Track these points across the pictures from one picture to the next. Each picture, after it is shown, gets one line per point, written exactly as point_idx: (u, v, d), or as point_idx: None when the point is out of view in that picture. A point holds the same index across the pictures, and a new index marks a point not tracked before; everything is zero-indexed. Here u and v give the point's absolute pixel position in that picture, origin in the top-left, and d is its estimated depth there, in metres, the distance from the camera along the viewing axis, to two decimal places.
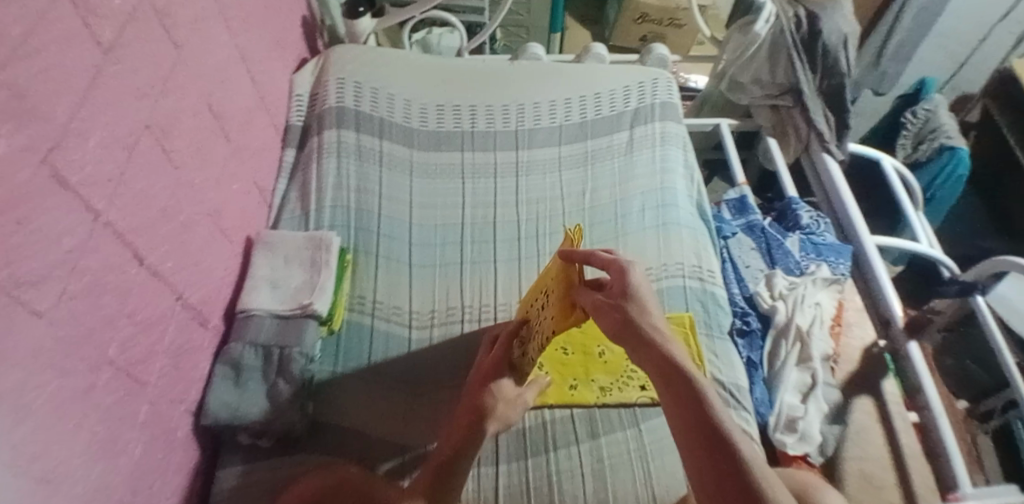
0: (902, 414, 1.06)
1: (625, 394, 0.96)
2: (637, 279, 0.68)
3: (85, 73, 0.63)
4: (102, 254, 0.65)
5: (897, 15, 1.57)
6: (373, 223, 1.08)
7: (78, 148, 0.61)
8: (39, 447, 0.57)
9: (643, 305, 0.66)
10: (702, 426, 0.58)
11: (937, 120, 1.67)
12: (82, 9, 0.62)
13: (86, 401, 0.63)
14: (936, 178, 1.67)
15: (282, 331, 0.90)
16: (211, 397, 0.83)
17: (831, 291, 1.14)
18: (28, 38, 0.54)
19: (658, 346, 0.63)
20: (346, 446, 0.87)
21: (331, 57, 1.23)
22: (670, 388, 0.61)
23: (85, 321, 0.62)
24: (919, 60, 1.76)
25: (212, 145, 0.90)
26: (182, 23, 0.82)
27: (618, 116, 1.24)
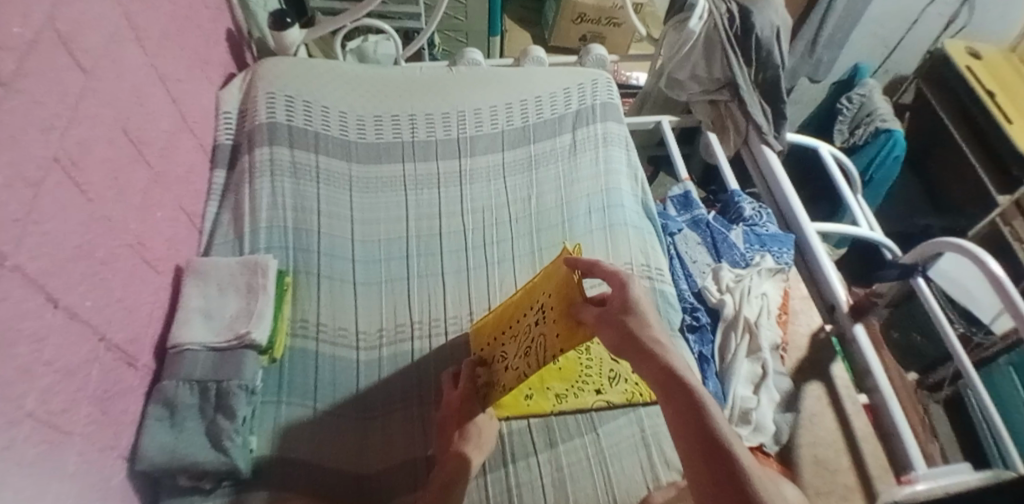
0: (852, 397, 1.07)
1: (581, 399, 0.94)
2: (638, 294, 0.69)
3: None
4: (13, 300, 0.60)
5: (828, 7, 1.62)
6: (312, 242, 1.04)
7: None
8: None
9: (645, 318, 0.66)
10: (700, 432, 0.57)
11: (872, 104, 1.74)
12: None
13: (8, 460, 0.58)
14: (873, 160, 1.72)
15: (219, 365, 0.85)
16: (145, 441, 0.78)
17: (776, 280, 1.14)
18: None
19: (659, 357, 0.62)
20: (295, 478, 0.83)
21: (259, 71, 1.18)
22: (670, 399, 0.60)
23: None
24: (852, 47, 1.84)
25: (132, 173, 0.85)
26: (91, 47, 0.77)
27: (559, 119, 1.23)
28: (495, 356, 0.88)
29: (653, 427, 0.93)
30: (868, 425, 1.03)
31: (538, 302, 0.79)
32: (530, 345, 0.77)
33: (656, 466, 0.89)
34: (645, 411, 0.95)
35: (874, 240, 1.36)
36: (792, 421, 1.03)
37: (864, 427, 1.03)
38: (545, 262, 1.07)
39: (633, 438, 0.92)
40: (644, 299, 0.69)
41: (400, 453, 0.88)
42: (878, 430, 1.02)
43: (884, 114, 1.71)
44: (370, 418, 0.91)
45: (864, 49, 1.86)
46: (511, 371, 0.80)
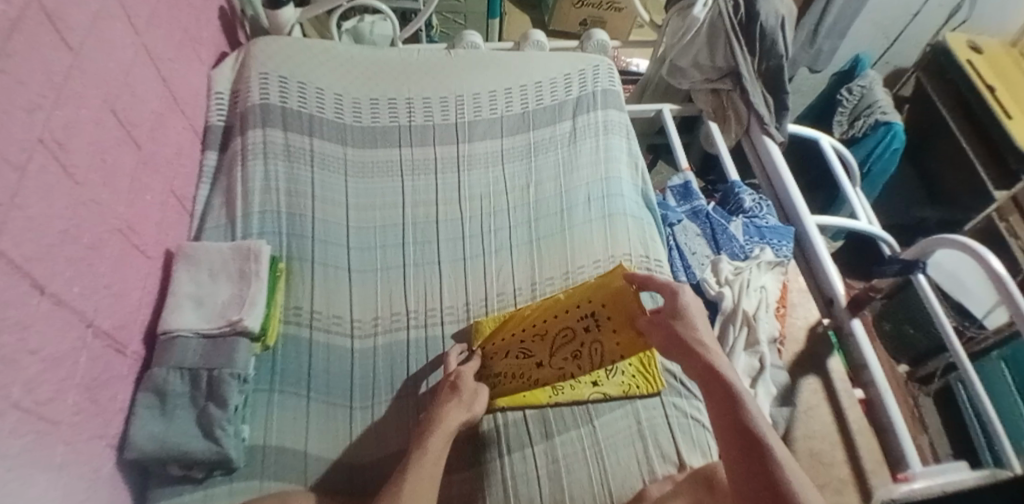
0: (848, 391, 1.07)
1: (578, 391, 0.92)
2: (690, 303, 0.71)
3: None
4: None
5: None
6: (306, 228, 1.02)
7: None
8: None
9: (694, 324, 0.70)
10: (735, 425, 0.62)
11: (872, 96, 1.72)
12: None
13: None
14: (871, 152, 1.73)
15: (210, 353, 0.84)
16: (135, 429, 0.77)
17: (775, 273, 1.13)
18: None
19: (701, 356, 0.67)
20: (287, 468, 0.82)
21: (252, 51, 1.15)
22: (711, 394, 0.65)
23: None
24: (852, 38, 1.82)
25: (119, 155, 0.82)
26: (77, 25, 0.74)
27: (560, 105, 1.21)
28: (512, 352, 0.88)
29: (650, 420, 0.92)
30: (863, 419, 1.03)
31: (578, 307, 0.80)
32: (578, 348, 0.80)
33: (652, 459, 0.88)
34: (642, 404, 0.94)
35: (872, 234, 1.35)
36: (788, 415, 1.04)
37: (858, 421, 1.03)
38: (542, 253, 1.06)
39: (629, 430, 0.91)
40: (695, 307, 0.72)
41: (394, 442, 0.87)
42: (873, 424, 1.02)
43: (885, 106, 1.70)
44: (365, 407, 0.90)
45: (866, 39, 1.83)
46: (553, 368, 0.83)
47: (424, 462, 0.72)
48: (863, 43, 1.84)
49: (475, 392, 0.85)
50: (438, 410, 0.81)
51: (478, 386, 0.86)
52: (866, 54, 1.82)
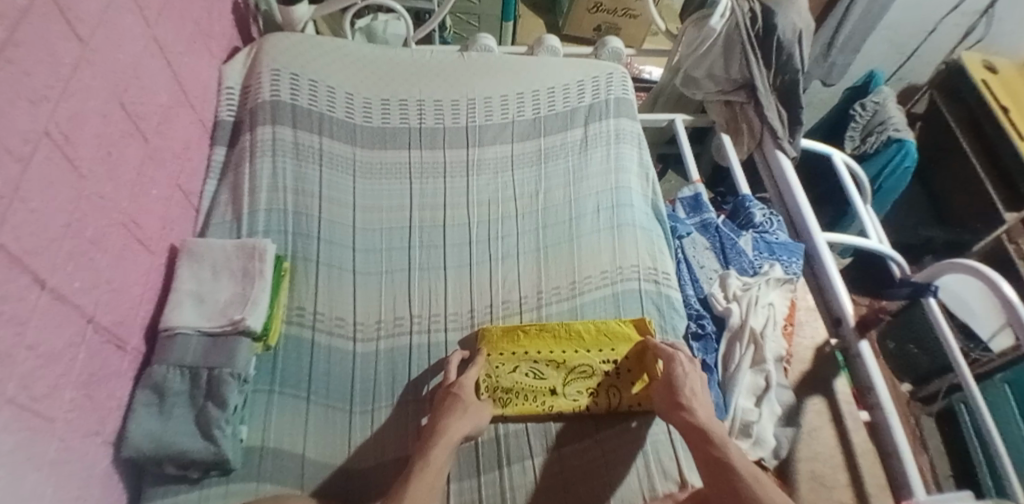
0: (854, 413, 1.05)
1: (579, 403, 0.92)
2: (682, 369, 0.87)
3: None
4: None
5: (847, 9, 1.57)
6: (312, 228, 1.01)
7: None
8: None
9: (681, 386, 0.85)
10: (713, 464, 0.75)
11: (885, 113, 1.70)
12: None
13: None
14: (883, 170, 1.70)
15: (210, 352, 0.83)
16: (131, 427, 0.76)
17: (784, 290, 1.12)
18: None
19: (682, 412, 0.83)
20: (284, 471, 0.81)
21: (264, 47, 1.14)
22: (693, 444, 0.79)
23: None
24: (867, 53, 1.79)
25: (126, 148, 0.81)
26: (87, 15, 0.73)
27: (572, 112, 1.19)
28: (524, 373, 0.94)
29: (650, 437, 0.90)
30: (867, 442, 1.01)
31: (600, 355, 0.95)
32: (596, 390, 0.93)
33: (653, 477, 0.86)
34: (645, 419, 0.92)
35: (882, 253, 1.33)
36: (792, 435, 1.02)
37: (862, 444, 1.01)
38: (549, 262, 1.05)
39: (630, 445, 0.89)
40: (687, 371, 0.87)
41: (393, 449, 0.86)
42: (877, 447, 0.99)
43: (897, 122, 1.68)
44: (365, 411, 0.89)
45: (881, 55, 1.82)
46: (567, 398, 0.92)
47: (425, 471, 0.73)
48: (877, 59, 1.83)
49: (478, 409, 0.84)
50: (439, 422, 0.80)
51: (479, 401, 0.86)
52: (881, 71, 1.80)
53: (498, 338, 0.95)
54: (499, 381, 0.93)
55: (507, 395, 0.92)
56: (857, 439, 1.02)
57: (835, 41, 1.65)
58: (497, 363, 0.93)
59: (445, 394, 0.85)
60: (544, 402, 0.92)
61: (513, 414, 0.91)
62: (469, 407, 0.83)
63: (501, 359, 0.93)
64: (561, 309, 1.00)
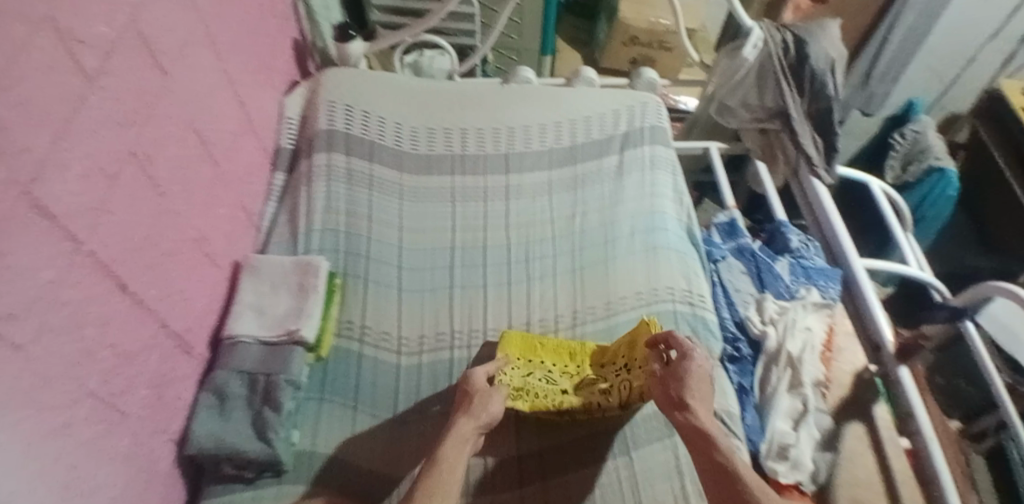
0: (894, 439, 1.02)
1: (591, 404, 0.92)
2: (696, 369, 0.85)
3: (69, 104, 0.62)
4: (82, 285, 0.64)
5: (886, 35, 1.62)
6: (361, 247, 1.08)
7: (61, 178, 0.60)
8: (16, 486, 0.54)
9: (690, 387, 0.84)
10: (720, 471, 0.76)
11: (926, 142, 1.71)
12: (65, 37, 0.61)
13: (64, 436, 0.61)
14: (924, 199, 1.72)
15: (267, 359, 0.89)
16: (194, 426, 0.82)
17: (821, 314, 1.12)
18: (6, 68, 0.53)
19: (688, 413, 0.82)
20: (331, 475, 0.86)
21: (321, 80, 1.23)
22: (696, 448, 0.80)
23: (64, 356, 0.61)
24: (907, 82, 1.78)
25: (198, 170, 0.90)
26: (169, 51, 0.82)
27: (608, 139, 1.24)
28: (535, 375, 0.94)
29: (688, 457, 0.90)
30: (909, 470, 0.98)
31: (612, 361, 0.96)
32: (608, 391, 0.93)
33: (689, 497, 0.87)
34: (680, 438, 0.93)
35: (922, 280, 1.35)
36: (830, 460, 1.01)
37: (905, 470, 0.98)
38: (585, 283, 1.08)
39: (667, 464, 0.90)
40: (699, 372, 0.85)
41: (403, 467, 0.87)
42: (920, 476, 0.97)
43: (939, 152, 1.70)
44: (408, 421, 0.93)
45: (922, 84, 1.80)
46: (580, 398, 0.92)
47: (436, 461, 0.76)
48: (919, 87, 1.80)
49: (488, 397, 0.85)
50: (451, 425, 0.82)
51: (491, 389, 0.87)
52: (921, 100, 1.78)
53: (517, 343, 0.97)
54: (510, 380, 0.93)
55: (518, 393, 0.92)
56: (898, 465, 0.99)
57: (873, 71, 1.70)
58: (514, 365, 0.95)
59: (464, 393, 0.86)
60: (555, 401, 0.92)
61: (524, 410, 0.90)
62: (481, 394, 0.85)
63: (518, 362, 0.95)
64: (597, 328, 1.03)
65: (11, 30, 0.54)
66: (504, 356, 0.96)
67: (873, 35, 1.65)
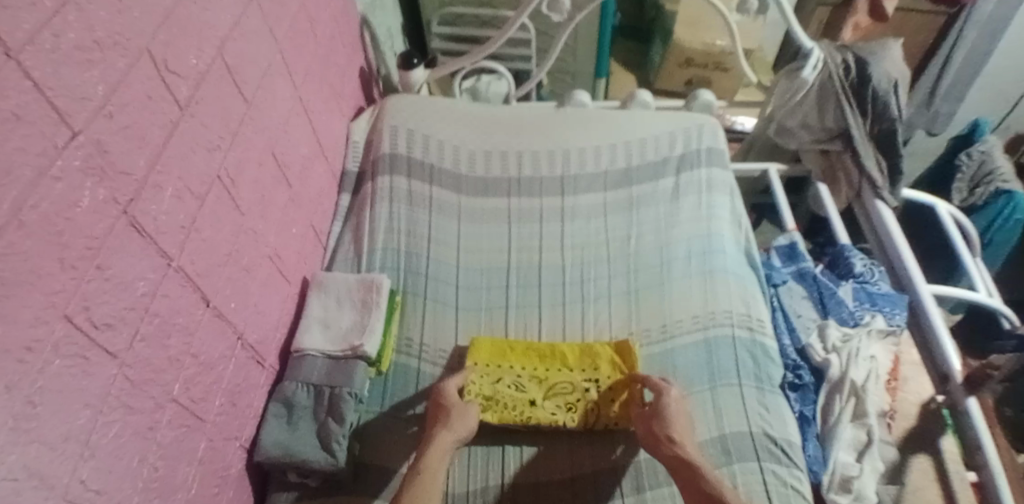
0: (961, 473, 0.98)
1: (553, 417, 0.94)
2: (671, 404, 0.87)
3: (163, 130, 0.67)
4: (170, 297, 0.68)
5: (948, 56, 1.59)
6: (421, 266, 1.12)
7: (155, 198, 0.66)
8: (104, 483, 0.58)
9: (668, 420, 0.85)
10: (706, 496, 0.75)
11: (993, 163, 1.63)
12: (161, 69, 0.66)
13: (150, 438, 0.65)
14: (994, 221, 1.63)
15: (333, 372, 0.93)
16: (264, 435, 0.86)
17: (887, 343, 1.09)
18: (110, 97, 0.58)
19: (671, 446, 0.82)
20: (387, 487, 0.89)
21: (387, 106, 1.29)
22: (681, 478, 0.79)
23: (151, 362, 0.65)
24: (971, 102, 1.73)
25: (274, 192, 0.96)
26: (251, 81, 0.88)
27: (663, 161, 1.24)
28: (502, 382, 0.97)
29: (745, 484, 0.89)
30: None
31: (581, 372, 0.98)
32: (574, 402, 0.95)
33: None
34: (738, 467, 0.90)
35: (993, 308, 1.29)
36: (895, 493, 0.96)
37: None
38: (640, 305, 1.08)
39: None
40: (677, 407, 0.87)
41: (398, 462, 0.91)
42: None
43: (1007, 174, 1.61)
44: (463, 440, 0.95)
45: (986, 102, 1.74)
46: (545, 410, 0.95)
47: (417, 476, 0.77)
48: (981, 106, 1.75)
49: (463, 411, 0.88)
50: (429, 437, 0.84)
51: (466, 404, 0.89)
52: (986, 120, 1.72)
53: (485, 349, 1.00)
54: (479, 389, 0.96)
55: (487, 402, 0.95)
56: (965, 500, 0.94)
57: (937, 89, 1.66)
58: (482, 372, 0.98)
59: (439, 406, 0.89)
60: (521, 412, 0.94)
61: (491, 421, 0.93)
62: (457, 408, 0.88)
63: (486, 369, 0.98)
64: (651, 350, 1.03)
65: (117, 63, 0.59)
66: (473, 364, 0.98)
67: (932, 57, 1.62)
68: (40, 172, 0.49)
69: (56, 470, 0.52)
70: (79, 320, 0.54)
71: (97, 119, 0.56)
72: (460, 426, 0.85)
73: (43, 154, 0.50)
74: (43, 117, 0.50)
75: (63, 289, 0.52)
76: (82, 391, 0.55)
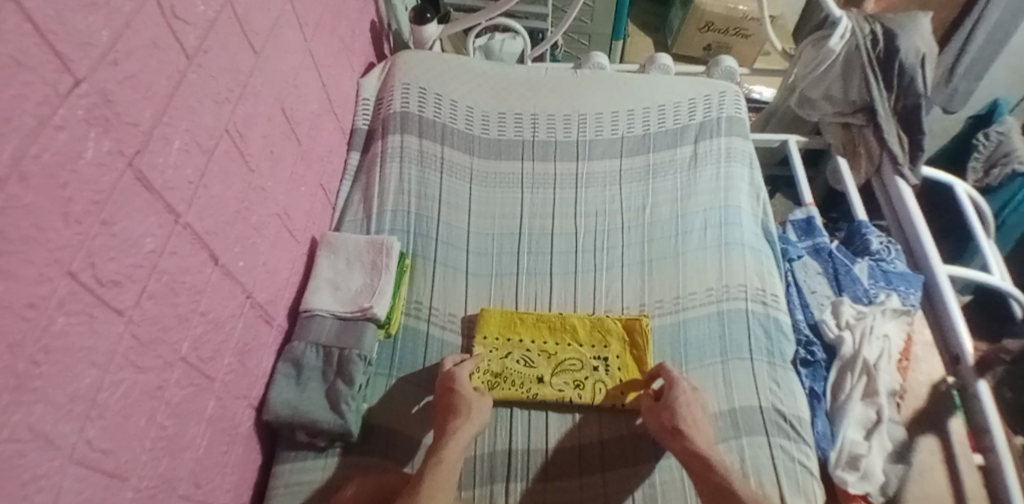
0: (967, 455, 0.98)
1: (560, 394, 0.94)
2: (683, 395, 0.86)
3: (170, 81, 0.64)
4: (179, 255, 0.66)
5: (971, 31, 1.54)
6: (431, 229, 1.10)
7: (162, 151, 0.63)
8: (111, 443, 0.58)
9: (680, 411, 0.84)
10: (719, 490, 0.76)
11: (1010, 143, 1.59)
12: (168, 14, 0.63)
13: (158, 397, 0.64)
14: (1006, 205, 1.65)
15: (342, 333, 0.92)
16: (273, 393, 0.86)
17: (900, 322, 1.07)
18: (115, 43, 0.55)
19: (684, 437, 0.82)
20: (396, 449, 0.89)
21: (399, 62, 1.25)
22: (693, 469, 0.79)
23: (158, 321, 0.63)
24: (990, 80, 1.67)
25: (284, 148, 0.93)
26: (261, 31, 0.84)
27: (682, 129, 1.21)
28: (512, 359, 0.97)
29: (755, 459, 0.89)
30: (981, 487, 0.95)
31: (592, 350, 0.98)
32: (583, 381, 0.95)
33: None
34: (746, 440, 0.90)
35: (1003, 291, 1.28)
36: (902, 473, 0.96)
37: (974, 486, 0.94)
38: (654, 276, 1.06)
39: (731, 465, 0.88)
40: (689, 398, 0.86)
41: (408, 426, 0.91)
42: (993, 494, 0.94)
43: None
44: None
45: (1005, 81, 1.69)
46: (553, 386, 0.94)
47: (439, 467, 0.76)
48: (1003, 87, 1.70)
49: (478, 400, 0.86)
50: (445, 426, 0.83)
51: (480, 394, 0.88)
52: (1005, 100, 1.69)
53: (495, 321, 0.99)
54: (490, 364, 0.96)
55: (495, 379, 0.95)
56: (970, 483, 0.95)
57: (957, 67, 1.61)
58: (492, 347, 0.98)
59: (448, 393, 0.86)
60: (530, 389, 0.94)
61: (499, 398, 0.94)
62: (470, 397, 0.86)
63: (496, 344, 0.98)
64: (663, 321, 1.02)
65: (122, 7, 0.56)
66: (482, 338, 0.98)
67: (956, 31, 1.57)
68: (42, 121, 0.47)
69: (62, 429, 0.51)
70: (83, 277, 0.52)
71: (101, 66, 0.53)
72: (477, 414, 0.84)
73: (45, 103, 0.47)
74: (45, 62, 0.46)
75: (67, 244, 0.50)
76: (89, 350, 0.54)
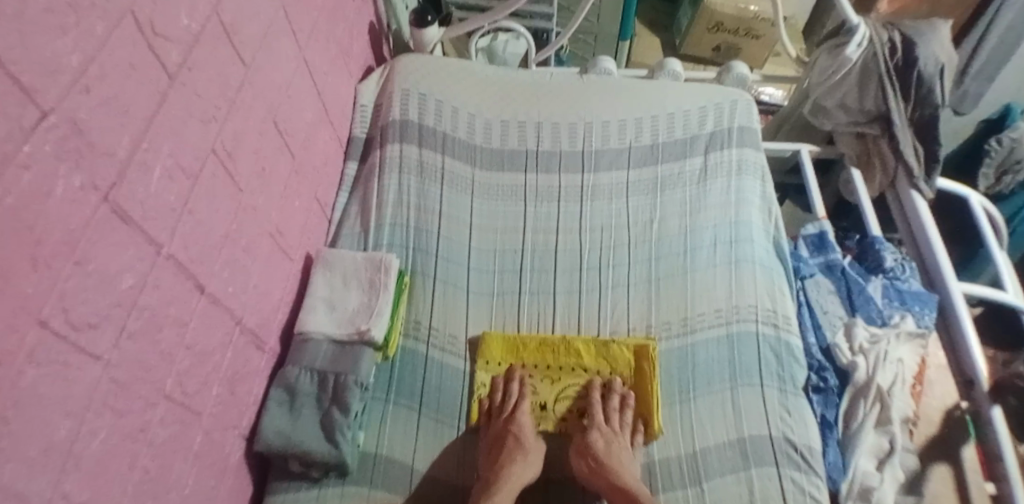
0: (980, 484, 0.95)
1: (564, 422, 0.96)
2: (592, 436, 0.88)
3: (150, 102, 0.59)
4: (162, 287, 0.63)
5: (985, 32, 1.49)
6: (431, 244, 1.06)
7: (142, 180, 0.59)
8: (90, 495, 0.54)
9: (592, 450, 0.86)
10: None
11: None
12: (147, 31, 0.58)
13: (140, 440, 0.61)
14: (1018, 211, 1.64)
15: (338, 358, 0.89)
16: (265, 423, 0.82)
17: (914, 346, 1.03)
18: (87, 67, 0.50)
19: (602, 478, 0.83)
20: (392, 477, 0.86)
21: (398, 66, 1.20)
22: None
23: (140, 360, 0.60)
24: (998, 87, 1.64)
25: (276, 163, 0.88)
26: (250, 40, 0.79)
27: (692, 139, 1.16)
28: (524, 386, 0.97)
29: (764, 491, 0.85)
30: None
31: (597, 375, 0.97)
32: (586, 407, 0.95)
33: None
34: (756, 471, 0.87)
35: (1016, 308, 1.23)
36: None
37: None
38: (662, 295, 1.03)
39: (740, 498, 0.85)
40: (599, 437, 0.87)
41: (405, 455, 0.88)
42: None
43: None
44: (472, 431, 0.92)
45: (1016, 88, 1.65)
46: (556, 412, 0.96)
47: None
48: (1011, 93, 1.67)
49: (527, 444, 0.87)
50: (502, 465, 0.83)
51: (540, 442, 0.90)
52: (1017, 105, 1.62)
53: (498, 346, 0.97)
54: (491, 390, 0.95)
55: None
56: None
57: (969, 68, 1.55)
58: (494, 371, 0.96)
59: (504, 431, 0.87)
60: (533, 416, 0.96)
61: None
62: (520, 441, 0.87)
63: (498, 369, 0.96)
64: (670, 345, 0.99)
65: (95, 27, 0.51)
66: (484, 362, 0.96)
67: (970, 30, 1.52)
68: (6, 160, 0.42)
69: (35, 487, 0.48)
70: (55, 324, 0.48)
71: (71, 94, 0.49)
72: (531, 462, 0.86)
73: (8, 140, 0.42)
74: (8, 95, 0.42)
75: (37, 291, 0.46)
76: (62, 400, 0.50)
